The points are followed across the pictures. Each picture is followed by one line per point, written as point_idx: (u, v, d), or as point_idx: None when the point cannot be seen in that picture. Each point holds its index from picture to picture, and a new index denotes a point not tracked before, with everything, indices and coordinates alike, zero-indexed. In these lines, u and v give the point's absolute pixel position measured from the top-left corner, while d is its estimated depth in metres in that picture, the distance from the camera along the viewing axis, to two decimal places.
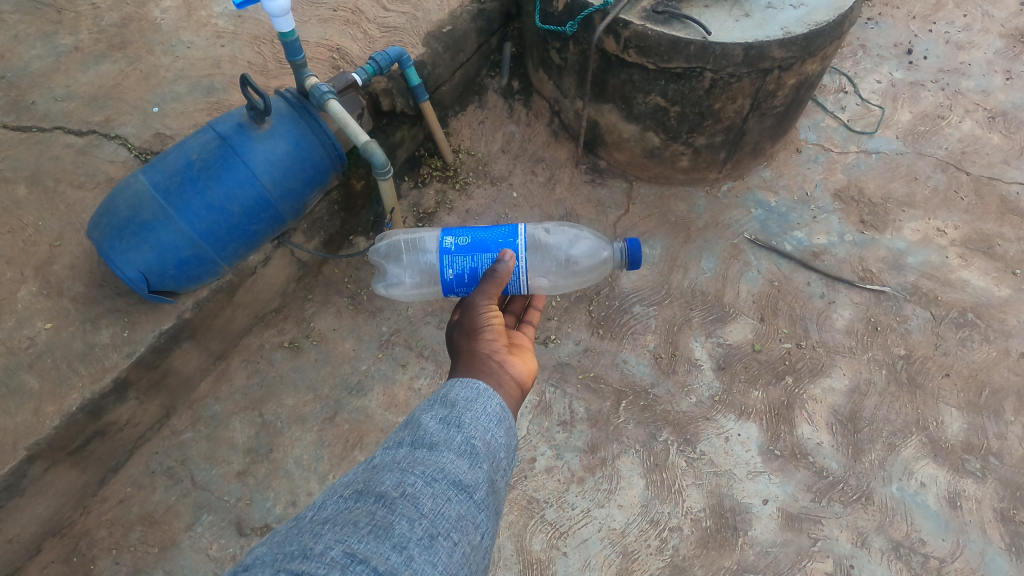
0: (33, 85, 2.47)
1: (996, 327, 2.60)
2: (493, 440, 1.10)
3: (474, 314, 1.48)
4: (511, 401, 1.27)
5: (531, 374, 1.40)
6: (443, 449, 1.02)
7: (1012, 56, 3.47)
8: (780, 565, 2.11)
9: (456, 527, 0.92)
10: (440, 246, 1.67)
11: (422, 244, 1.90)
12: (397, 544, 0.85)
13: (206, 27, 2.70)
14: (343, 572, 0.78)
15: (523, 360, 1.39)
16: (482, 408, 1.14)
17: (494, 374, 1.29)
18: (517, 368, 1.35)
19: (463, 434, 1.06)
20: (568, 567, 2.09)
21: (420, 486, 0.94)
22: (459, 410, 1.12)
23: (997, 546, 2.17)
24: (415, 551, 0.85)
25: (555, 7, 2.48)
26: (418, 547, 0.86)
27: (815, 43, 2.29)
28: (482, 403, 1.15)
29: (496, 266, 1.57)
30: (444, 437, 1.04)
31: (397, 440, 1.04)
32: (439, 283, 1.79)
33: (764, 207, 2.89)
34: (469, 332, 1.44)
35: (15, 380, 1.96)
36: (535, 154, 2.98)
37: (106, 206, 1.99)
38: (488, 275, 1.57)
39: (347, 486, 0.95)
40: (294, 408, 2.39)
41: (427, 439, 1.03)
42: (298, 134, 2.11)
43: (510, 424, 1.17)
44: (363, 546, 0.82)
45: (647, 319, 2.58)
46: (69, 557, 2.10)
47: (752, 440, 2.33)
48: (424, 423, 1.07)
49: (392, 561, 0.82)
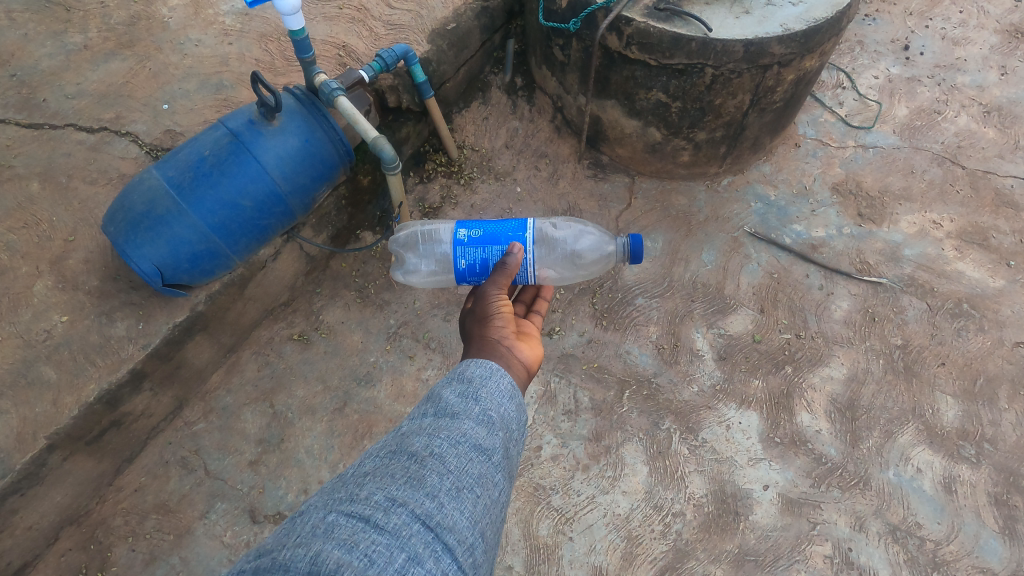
0: (44, 83, 2.51)
1: (991, 317, 2.65)
2: (508, 411, 1.14)
3: (485, 302, 1.50)
4: (518, 383, 1.29)
5: (537, 360, 1.41)
6: (464, 417, 1.07)
7: (1007, 51, 3.52)
8: (780, 549, 2.16)
9: (479, 483, 0.98)
10: (453, 238, 1.72)
11: (437, 235, 1.95)
12: (430, 493, 0.91)
13: (213, 25, 2.74)
14: (385, 514, 0.85)
15: (530, 345, 1.40)
16: (496, 385, 1.17)
17: (502, 358, 1.32)
18: (525, 353, 1.37)
19: (480, 406, 1.11)
20: (574, 551, 2.14)
21: (446, 447, 1.00)
22: (475, 385, 1.16)
23: (991, 529, 2.23)
24: (445, 500, 0.91)
25: (558, 4, 2.52)
26: (447, 497, 0.92)
27: (814, 38, 2.34)
28: (495, 379, 1.18)
29: (506, 259, 1.61)
30: (466, 407, 1.10)
31: (421, 411, 1.09)
32: (452, 272, 1.84)
33: (763, 201, 2.94)
34: (480, 319, 1.47)
35: (33, 371, 2.01)
36: (538, 150, 3.03)
37: (121, 202, 2.03)
38: (499, 268, 1.61)
39: (381, 446, 1.02)
40: (304, 399, 2.44)
41: (449, 408, 1.08)
42: (308, 130, 2.15)
43: (521, 400, 1.20)
44: (400, 493, 0.89)
45: (649, 311, 2.64)
46: (87, 544, 2.15)
47: (752, 428, 2.38)
48: (445, 395, 1.12)
49: (426, 506, 0.89)
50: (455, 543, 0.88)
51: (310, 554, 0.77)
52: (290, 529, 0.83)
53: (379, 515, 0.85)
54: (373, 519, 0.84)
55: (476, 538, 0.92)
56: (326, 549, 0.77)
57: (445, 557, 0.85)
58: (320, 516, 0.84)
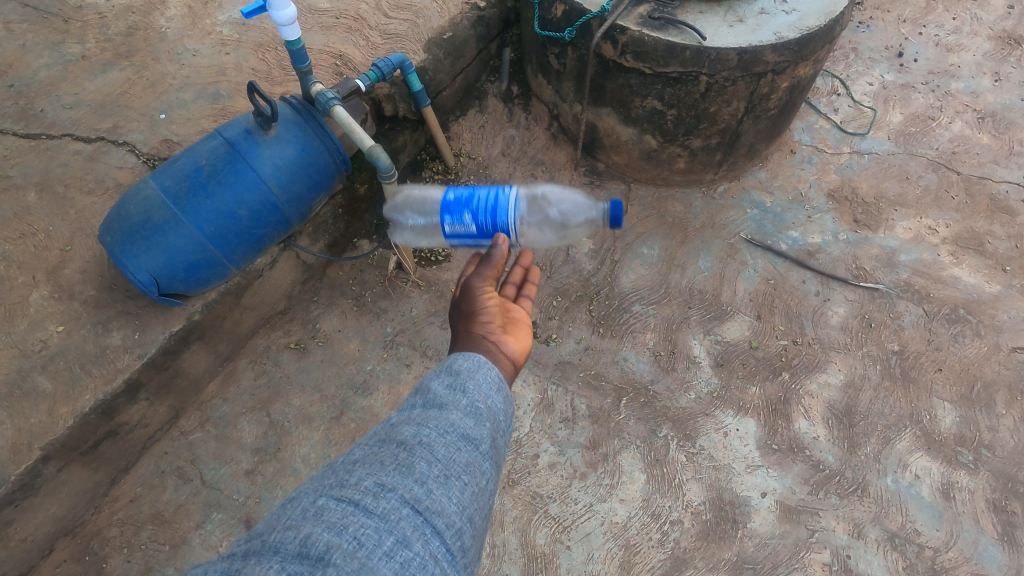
0: (41, 93, 2.52)
1: (987, 322, 2.65)
2: (496, 403, 1.11)
3: (471, 295, 1.44)
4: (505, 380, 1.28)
5: (524, 352, 1.40)
6: (452, 407, 1.04)
7: (1000, 58, 3.55)
8: (778, 557, 2.16)
9: (467, 471, 0.95)
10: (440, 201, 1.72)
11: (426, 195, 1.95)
12: (418, 479, 0.90)
13: (211, 35, 2.75)
14: (373, 498, 0.85)
15: (517, 338, 1.38)
16: (485, 376, 1.14)
17: (488, 353, 1.30)
18: (512, 348, 1.35)
19: (468, 397, 1.07)
20: (571, 560, 2.14)
21: (435, 435, 0.97)
22: (463, 376, 1.12)
23: (990, 536, 2.22)
24: (433, 485, 0.90)
25: (554, 13, 2.54)
26: (436, 483, 0.90)
27: (807, 46, 2.36)
28: (484, 371, 1.15)
29: (491, 250, 1.56)
30: (454, 397, 1.07)
31: (410, 401, 1.07)
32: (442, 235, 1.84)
33: (759, 208, 2.95)
34: (465, 313, 1.42)
35: (29, 382, 2.00)
36: (535, 157, 3.04)
37: (117, 212, 2.03)
38: (484, 261, 1.53)
39: (369, 435, 0.99)
40: (301, 408, 2.43)
41: (437, 399, 1.05)
42: (304, 139, 2.15)
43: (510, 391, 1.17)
44: (388, 479, 0.88)
45: (646, 317, 2.64)
46: (81, 555, 2.13)
47: (750, 434, 2.38)
48: (433, 385, 1.09)
49: (415, 491, 0.88)
50: (443, 527, 0.87)
51: (300, 536, 0.79)
52: (281, 512, 0.84)
53: (368, 500, 0.84)
54: (361, 503, 0.84)
55: (465, 524, 0.90)
56: (315, 532, 0.79)
57: (433, 541, 0.85)
58: (310, 500, 0.84)
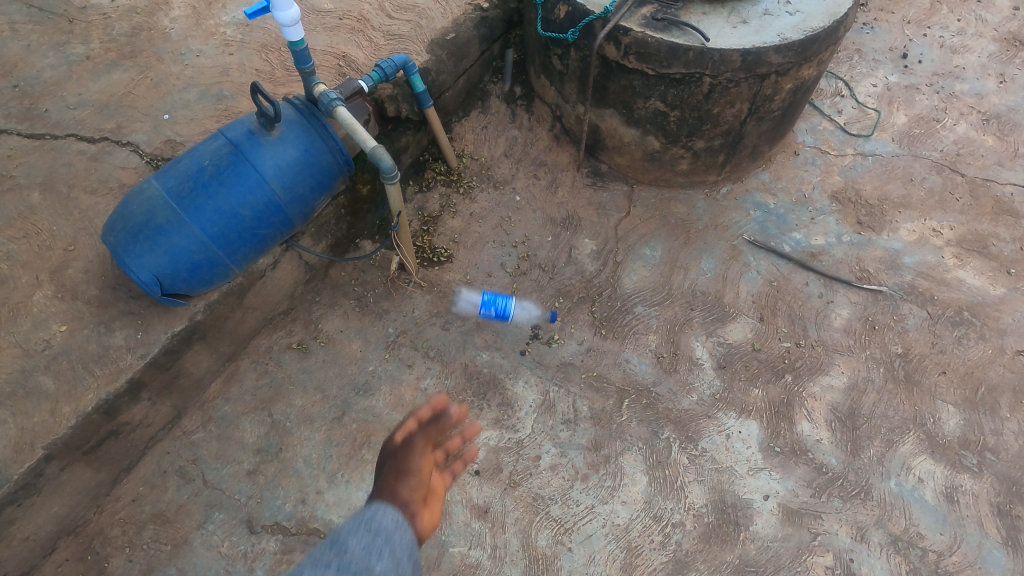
0: (46, 93, 2.52)
1: (992, 325, 2.64)
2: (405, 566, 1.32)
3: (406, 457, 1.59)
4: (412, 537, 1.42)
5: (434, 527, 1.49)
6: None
7: (1005, 59, 3.53)
8: (780, 560, 2.15)
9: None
10: None
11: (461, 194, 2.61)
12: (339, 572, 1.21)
13: (215, 36, 2.76)
14: None
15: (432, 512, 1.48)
16: (398, 540, 1.34)
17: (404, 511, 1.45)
18: (424, 522, 1.43)
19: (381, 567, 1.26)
20: (573, 562, 2.13)
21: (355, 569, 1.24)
22: (379, 541, 1.31)
23: (994, 540, 2.21)
24: None
25: (557, 14, 2.54)
26: None
27: (811, 48, 2.35)
28: (398, 535, 1.35)
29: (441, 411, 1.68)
30: (368, 562, 1.25)
31: (327, 560, 1.24)
32: None
33: (762, 209, 2.94)
34: (394, 468, 1.54)
35: (32, 381, 2.01)
36: (538, 158, 3.03)
37: (120, 212, 2.04)
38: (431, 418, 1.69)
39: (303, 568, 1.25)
40: (302, 408, 2.41)
41: (350, 563, 1.23)
42: (307, 140, 2.15)
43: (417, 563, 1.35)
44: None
45: (649, 319, 2.63)
46: (84, 555, 2.13)
47: (752, 437, 2.37)
48: (349, 544, 1.28)
49: None
50: None
51: None
52: None
53: None
54: None
55: None
56: None
57: None
58: None
